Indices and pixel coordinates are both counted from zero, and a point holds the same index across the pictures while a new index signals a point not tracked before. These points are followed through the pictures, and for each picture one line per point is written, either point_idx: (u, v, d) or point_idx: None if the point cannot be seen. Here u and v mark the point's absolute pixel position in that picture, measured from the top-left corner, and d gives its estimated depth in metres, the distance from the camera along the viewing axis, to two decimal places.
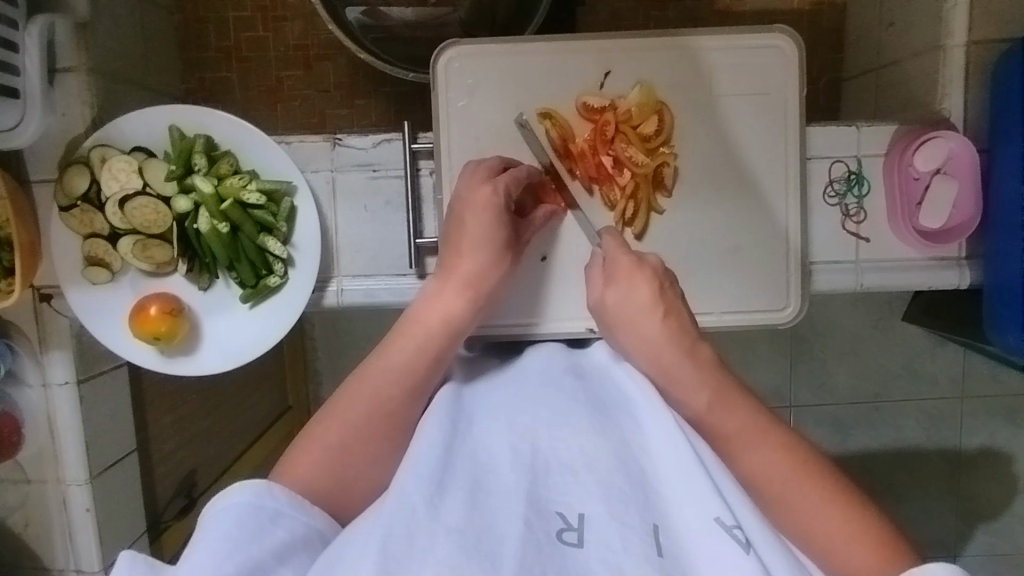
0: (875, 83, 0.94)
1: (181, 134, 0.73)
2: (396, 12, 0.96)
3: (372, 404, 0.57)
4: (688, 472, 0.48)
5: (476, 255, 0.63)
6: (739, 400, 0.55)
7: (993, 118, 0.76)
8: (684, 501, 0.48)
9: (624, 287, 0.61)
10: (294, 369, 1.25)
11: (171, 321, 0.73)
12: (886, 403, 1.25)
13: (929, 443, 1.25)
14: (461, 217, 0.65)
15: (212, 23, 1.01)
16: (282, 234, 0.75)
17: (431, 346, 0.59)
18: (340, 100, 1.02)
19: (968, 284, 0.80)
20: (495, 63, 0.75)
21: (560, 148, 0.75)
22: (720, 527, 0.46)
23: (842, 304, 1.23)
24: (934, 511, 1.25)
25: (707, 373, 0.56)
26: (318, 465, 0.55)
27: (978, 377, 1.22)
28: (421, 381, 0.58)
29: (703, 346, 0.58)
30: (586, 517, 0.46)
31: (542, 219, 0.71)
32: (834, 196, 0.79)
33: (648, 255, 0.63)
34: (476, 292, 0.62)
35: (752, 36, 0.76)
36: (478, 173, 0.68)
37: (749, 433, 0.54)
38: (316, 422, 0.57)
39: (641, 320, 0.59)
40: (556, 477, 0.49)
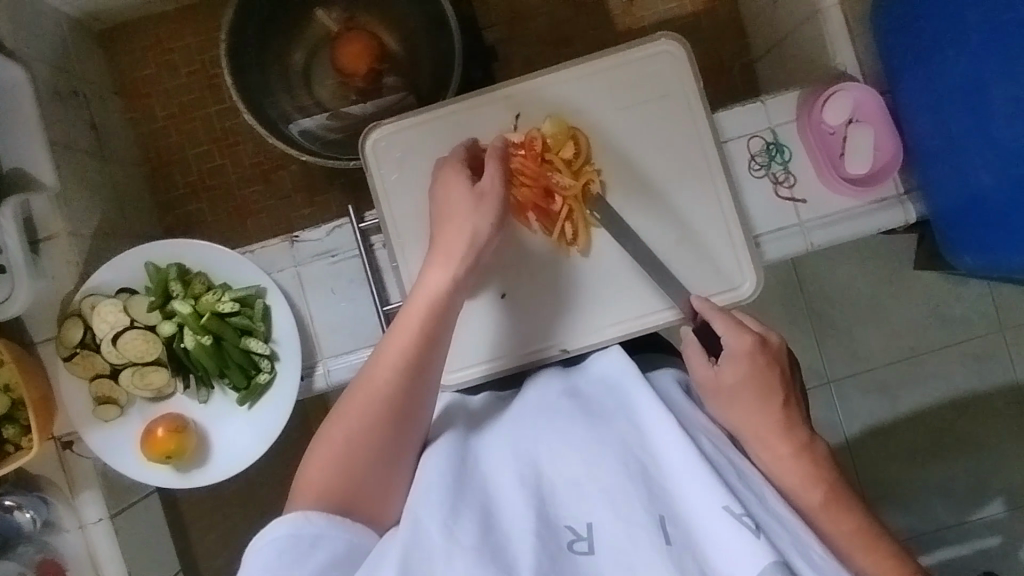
0: (778, 57, 0.99)
1: (155, 268, 0.81)
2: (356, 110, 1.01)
3: (376, 395, 0.61)
4: (690, 465, 0.52)
5: (461, 228, 0.69)
6: (806, 451, 0.61)
7: (884, 58, 0.79)
8: (692, 496, 0.51)
9: (737, 359, 0.64)
10: None
11: (178, 437, 0.78)
12: (924, 355, 1.23)
13: (980, 386, 1.22)
14: (443, 206, 0.71)
15: (176, 165, 1.12)
16: (262, 333, 0.80)
17: (432, 324, 0.65)
18: (302, 202, 1.11)
19: (915, 217, 0.82)
20: (415, 133, 0.82)
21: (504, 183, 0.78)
22: (727, 514, 0.49)
23: (827, 269, 1.24)
24: (1009, 454, 1.22)
25: (797, 443, 0.61)
26: (327, 463, 0.59)
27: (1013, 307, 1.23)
28: (416, 360, 0.63)
29: (819, 443, 0.62)
30: (594, 525, 0.50)
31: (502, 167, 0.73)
32: (759, 169, 0.82)
33: (772, 338, 0.67)
34: (455, 261, 0.68)
35: (640, 48, 0.81)
36: (453, 161, 0.74)
37: (829, 507, 0.59)
38: (325, 424, 0.62)
39: (755, 407, 0.63)
40: (561, 491, 0.53)
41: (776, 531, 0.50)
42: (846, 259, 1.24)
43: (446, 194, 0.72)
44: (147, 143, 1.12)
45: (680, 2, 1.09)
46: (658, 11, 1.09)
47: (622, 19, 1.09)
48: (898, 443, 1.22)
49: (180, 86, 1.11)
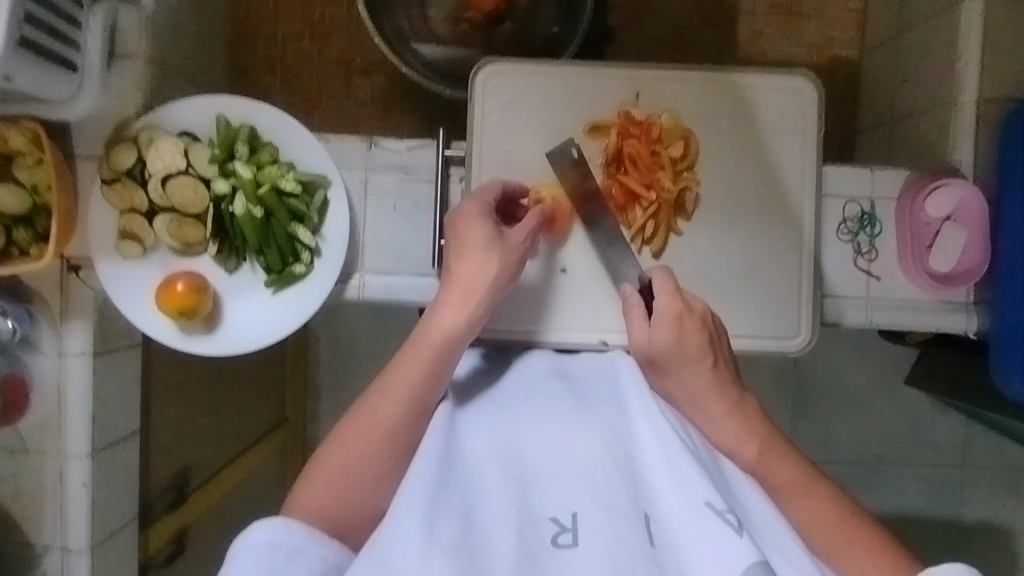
0: (889, 135, 0.98)
1: (227, 123, 0.77)
2: (426, 49, 1.02)
3: (379, 429, 0.61)
4: (673, 463, 0.55)
5: (481, 264, 0.65)
6: (739, 412, 0.62)
7: (1001, 168, 0.79)
8: (670, 493, 0.54)
9: (674, 329, 0.64)
10: (294, 382, 1.32)
11: (196, 297, 0.74)
12: (888, 466, 1.26)
13: (927, 511, 1.25)
14: (459, 247, 0.67)
15: (263, 34, 1.07)
16: (312, 224, 0.77)
17: (433, 362, 0.62)
18: (375, 114, 1.07)
19: (975, 330, 0.82)
20: (530, 80, 0.79)
21: (606, 160, 0.78)
22: (709, 509, 0.51)
23: (842, 356, 1.25)
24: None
25: (753, 426, 0.61)
26: (324, 486, 0.59)
27: (989, 448, 1.23)
28: (420, 397, 0.62)
29: (749, 400, 0.63)
30: (578, 515, 0.52)
31: (531, 225, 0.70)
32: (846, 233, 0.82)
33: (696, 304, 0.66)
34: (474, 300, 0.64)
35: (774, 76, 0.80)
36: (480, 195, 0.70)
37: (788, 483, 0.58)
38: (324, 446, 0.62)
39: (689, 369, 0.63)
40: (544, 483, 0.55)
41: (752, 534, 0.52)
42: (863, 352, 1.25)
43: (462, 232, 0.67)
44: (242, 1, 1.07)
45: (808, 51, 1.08)
46: (783, 52, 1.08)
47: (747, 47, 1.08)
48: None
49: None
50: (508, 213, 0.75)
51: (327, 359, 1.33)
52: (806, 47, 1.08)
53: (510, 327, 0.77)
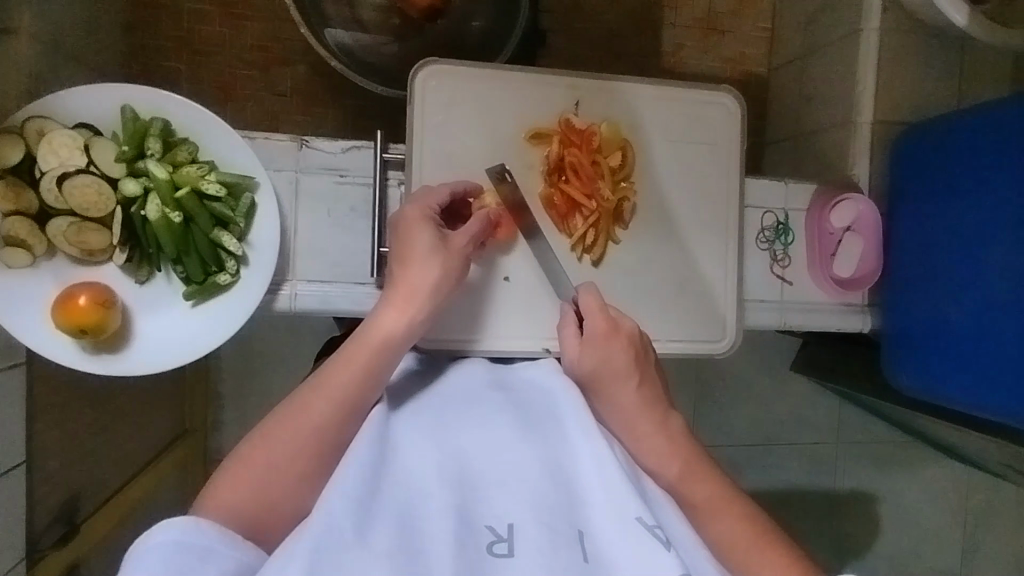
0: (794, 148, 1.07)
1: (135, 115, 0.68)
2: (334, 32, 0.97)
3: (305, 427, 0.57)
4: (609, 475, 0.52)
5: (424, 268, 0.64)
6: (666, 431, 0.61)
7: (895, 187, 0.88)
8: (605, 505, 0.50)
9: (601, 350, 0.64)
10: (194, 391, 1.21)
11: (102, 312, 0.66)
12: (777, 446, 1.37)
13: (810, 484, 1.38)
14: (403, 253, 0.65)
15: (165, 11, 0.97)
16: (238, 230, 0.71)
17: (373, 368, 0.59)
18: (296, 108, 1.00)
19: (869, 327, 0.92)
20: (472, 84, 0.78)
21: (548, 168, 0.79)
22: (639, 524, 0.49)
23: (745, 349, 1.35)
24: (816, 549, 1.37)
25: (676, 445, 0.60)
26: (241, 485, 0.54)
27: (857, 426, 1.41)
28: (352, 400, 0.58)
29: (674, 416, 0.62)
30: (515, 527, 0.49)
31: (473, 230, 0.69)
32: (764, 242, 0.88)
33: (625, 323, 0.66)
34: (415, 304, 0.62)
35: (704, 92, 0.84)
36: (426, 198, 0.69)
37: (714, 508, 0.57)
38: (245, 442, 0.57)
39: (617, 386, 0.62)
40: (483, 491, 0.52)
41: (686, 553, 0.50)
42: (761, 344, 1.36)
43: (408, 236, 0.65)
44: None
45: (725, 64, 1.14)
46: (701, 65, 1.13)
47: (670, 58, 1.12)
48: None
49: None
50: (453, 216, 0.74)
51: (234, 365, 1.23)
52: (723, 61, 1.14)
53: (452, 337, 0.77)
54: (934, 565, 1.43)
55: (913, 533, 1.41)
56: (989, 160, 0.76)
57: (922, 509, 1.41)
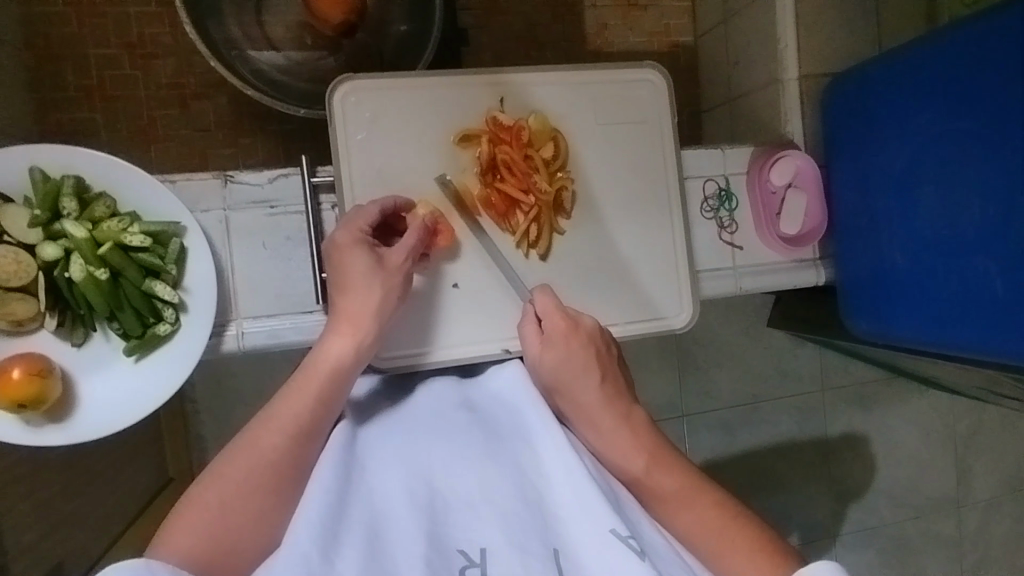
0: (729, 112, 1.08)
1: (44, 176, 0.66)
2: (264, 56, 0.96)
3: (259, 462, 0.55)
4: (581, 489, 0.52)
5: (366, 290, 0.63)
6: (639, 429, 0.60)
7: (828, 138, 0.89)
8: (583, 520, 0.51)
9: (563, 350, 0.63)
10: (173, 435, 1.19)
11: (40, 383, 0.64)
12: (762, 403, 1.39)
13: (801, 434, 1.40)
14: (341, 281, 0.64)
15: (69, 61, 0.97)
16: (171, 277, 0.69)
17: (323, 395, 0.58)
18: (223, 140, 1.01)
19: (823, 279, 0.93)
20: (391, 95, 0.76)
21: (482, 168, 0.78)
22: (613, 537, 0.49)
23: (715, 314, 1.36)
24: (813, 497, 1.38)
25: (640, 440, 0.60)
26: (194, 528, 0.52)
27: (835, 369, 1.42)
28: (308, 426, 0.57)
29: (638, 410, 0.62)
30: (487, 550, 0.49)
31: (410, 243, 0.67)
32: (709, 211, 0.89)
33: (583, 319, 0.65)
34: (362, 328, 0.62)
35: (628, 70, 0.83)
36: (359, 217, 0.67)
37: (681, 496, 0.57)
38: (196, 483, 0.55)
39: (580, 382, 0.61)
40: (456, 514, 0.52)
41: (659, 554, 0.51)
42: (729, 308, 1.37)
43: (343, 264, 0.64)
44: (36, 27, 0.96)
45: (649, 39, 1.15)
46: (627, 42, 1.14)
47: (596, 40, 1.13)
48: (730, 478, 1.36)
49: None
50: (388, 231, 0.73)
51: (206, 407, 1.20)
52: (647, 35, 1.15)
53: (409, 353, 0.75)
54: (933, 495, 1.44)
55: (907, 467, 1.43)
56: (916, 102, 0.75)
57: (911, 442, 1.43)
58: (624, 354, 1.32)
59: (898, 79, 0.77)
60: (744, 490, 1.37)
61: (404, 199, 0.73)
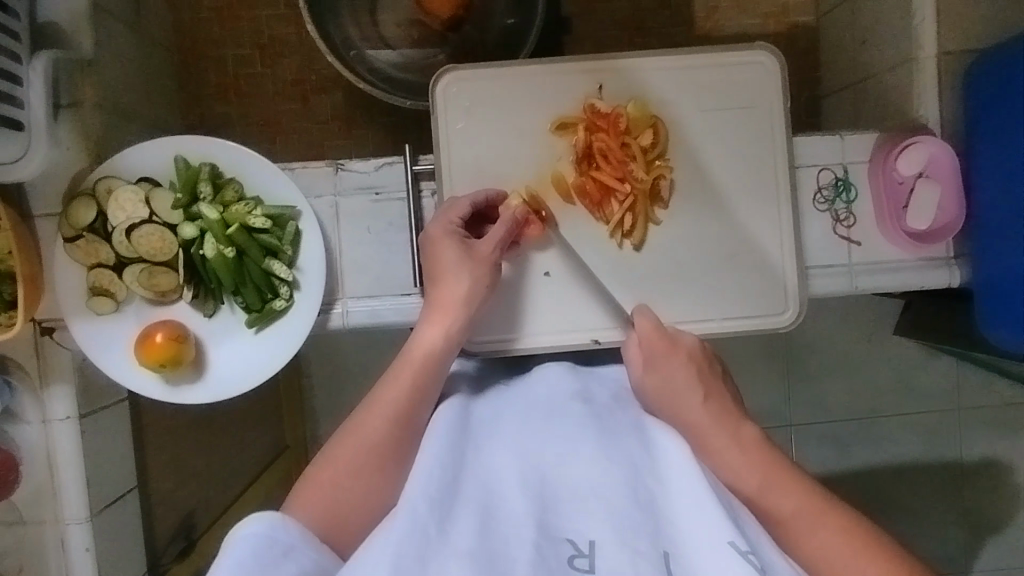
0: (853, 96, 1.00)
1: (186, 164, 0.74)
2: (383, 55, 1.02)
3: (367, 444, 0.58)
4: (700, 498, 0.48)
5: (457, 281, 0.65)
6: (755, 443, 0.55)
7: (968, 122, 0.80)
8: (698, 529, 0.46)
9: (645, 343, 0.62)
10: (289, 408, 1.27)
11: (178, 347, 0.72)
12: (884, 417, 1.27)
13: (930, 457, 1.26)
14: (433, 269, 0.66)
15: (211, 62, 1.09)
16: (287, 257, 0.75)
17: (420, 382, 0.60)
18: (338, 132, 1.09)
19: (958, 282, 0.83)
20: (490, 84, 0.78)
21: (577, 156, 0.77)
22: (731, 551, 0.44)
23: (832, 316, 1.26)
24: (939, 525, 1.25)
25: (754, 456, 0.54)
26: (308, 501, 0.56)
27: (972, 387, 1.26)
28: (406, 410, 0.59)
29: (724, 400, 0.58)
30: (597, 543, 0.45)
31: (498, 235, 0.69)
32: (823, 202, 0.82)
33: (684, 338, 0.63)
34: (452, 316, 0.63)
35: (737, 53, 0.79)
36: (451, 214, 0.70)
37: (820, 520, 0.51)
38: (314, 462, 0.59)
39: (665, 379, 0.59)
40: (566, 503, 0.48)
41: (784, 573, 0.45)
42: (848, 310, 1.26)
43: (434, 254, 0.67)
44: (186, 32, 1.08)
45: (764, 20, 1.09)
46: (740, 23, 1.09)
47: (705, 23, 1.09)
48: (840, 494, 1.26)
49: None
50: (481, 220, 0.75)
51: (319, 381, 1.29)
52: (762, 17, 1.09)
53: (499, 338, 0.77)
54: None
55: None
56: None
57: None
58: (726, 353, 1.27)
59: None
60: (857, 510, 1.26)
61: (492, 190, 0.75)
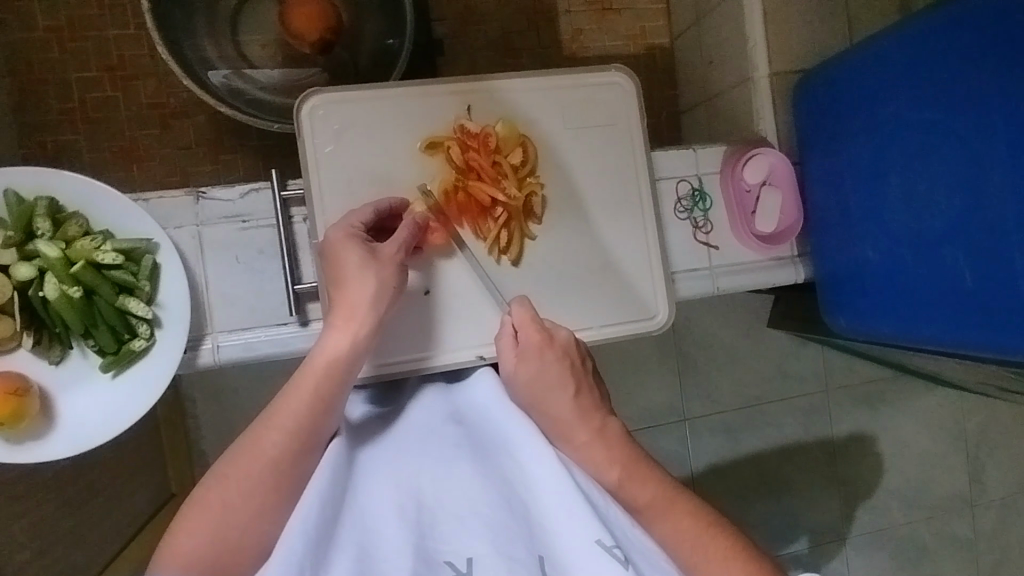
0: (706, 111, 1.08)
1: (18, 198, 0.67)
2: (261, 75, 0.99)
3: (262, 459, 0.55)
4: (564, 499, 0.48)
5: (361, 283, 0.63)
6: (645, 469, 0.56)
7: (800, 135, 0.89)
8: (566, 531, 0.47)
9: (536, 364, 0.60)
10: (172, 452, 1.19)
11: (16, 401, 0.65)
12: (764, 405, 1.37)
13: (806, 436, 1.38)
14: (336, 276, 0.64)
15: (53, 86, 1.00)
16: (144, 293, 0.70)
17: (325, 392, 0.58)
18: (205, 157, 1.04)
19: (803, 277, 0.93)
20: (358, 106, 0.77)
21: (451, 176, 0.79)
22: (597, 547, 0.45)
23: (708, 315, 1.36)
24: (817, 498, 1.37)
25: (617, 451, 0.56)
26: (201, 527, 0.53)
27: (835, 368, 1.40)
28: (308, 423, 0.57)
29: (612, 421, 0.58)
30: (474, 559, 0.47)
31: (402, 238, 0.68)
32: (683, 211, 0.89)
33: (559, 332, 0.64)
34: (358, 321, 0.62)
35: (595, 74, 0.84)
36: (352, 222, 0.69)
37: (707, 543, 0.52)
38: (199, 486, 0.55)
39: (552, 398, 0.58)
40: (443, 527, 0.49)
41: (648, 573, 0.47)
42: (721, 308, 1.36)
43: (337, 257, 0.65)
44: (20, 53, 0.99)
45: (625, 41, 1.16)
46: (604, 45, 1.16)
47: (570, 45, 1.14)
48: (731, 480, 1.35)
49: None
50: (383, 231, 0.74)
51: (203, 420, 1.21)
52: (623, 39, 1.16)
53: (384, 363, 0.74)
54: (942, 491, 1.42)
55: (913, 464, 1.40)
56: (883, 94, 0.75)
57: (918, 439, 1.41)
58: (617, 358, 1.32)
59: (865, 73, 0.77)
60: (748, 493, 1.35)
61: (398, 199, 0.75)
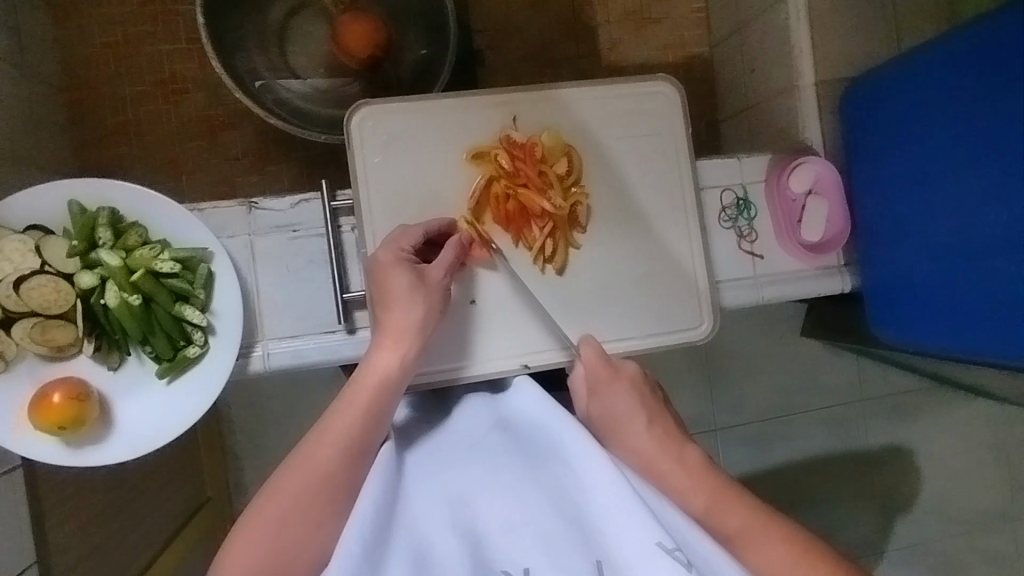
0: (747, 120, 1.08)
1: (82, 209, 0.69)
2: (295, 85, 1.01)
3: (316, 475, 0.55)
4: (623, 503, 0.47)
5: (406, 305, 0.64)
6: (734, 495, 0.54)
7: (846, 143, 0.88)
8: (622, 535, 0.46)
9: (608, 396, 0.61)
10: (210, 457, 1.21)
11: (78, 406, 0.67)
12: (802, 416, 1.35)
13: (843, 448, 1.35)
14: (383, 297, 0.65)
15: (106, 100, 1.03)
16: (199, 302, 0.72)
17: (375, 409, 0.59)
18: (250, 168, 1.06)
19: (850, 287, 0.91)
20: (406, 117, 0.78)
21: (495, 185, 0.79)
22: (661, 552, 0.44)
23: (744, 325, 1.34)
24: (855, 511, 1.33)
25: (700, 478, 0.55)
26: (256, 545, 0.52)
27: (871, 380, 1.38)
28: (360, 438, 0.57)
29: (690, 447, 0.57)
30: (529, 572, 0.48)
31: (447, 259, 0.69)
32: (727, 220, 0.88)
33: (627, 366, 0.64)
34: (407, 342, 0.63)
35: (639, 82, 0.84)
36: (399, 239, 0.69)
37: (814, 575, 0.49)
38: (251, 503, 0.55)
39: (630, 431, 0.58)
40: (497, 538, 0.49)
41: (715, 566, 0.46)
42: (758, 317, 1.35)
43: (385, 282, 0.65)
44: (76, 69, 1.02)
45: (664, 50, 1.16)
46: (643, 54, 1.16)
47: (609, 54, 1.15)
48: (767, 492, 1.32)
49: (131, 14, 1.03)
50: (430, 246, 0.75)
51: (239, 426, 1.23)
52: (662, 47, 1.16)
53: (431, 372, 0.75)
54: (987, 508, 1.37)
55: (954, 478, 1.37)
56: (931, 101, 0.73)
57: (960, 453, 1.37)
58: (652, 368, 1.31)
59: (910, 82, 0.76)
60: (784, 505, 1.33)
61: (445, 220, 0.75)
